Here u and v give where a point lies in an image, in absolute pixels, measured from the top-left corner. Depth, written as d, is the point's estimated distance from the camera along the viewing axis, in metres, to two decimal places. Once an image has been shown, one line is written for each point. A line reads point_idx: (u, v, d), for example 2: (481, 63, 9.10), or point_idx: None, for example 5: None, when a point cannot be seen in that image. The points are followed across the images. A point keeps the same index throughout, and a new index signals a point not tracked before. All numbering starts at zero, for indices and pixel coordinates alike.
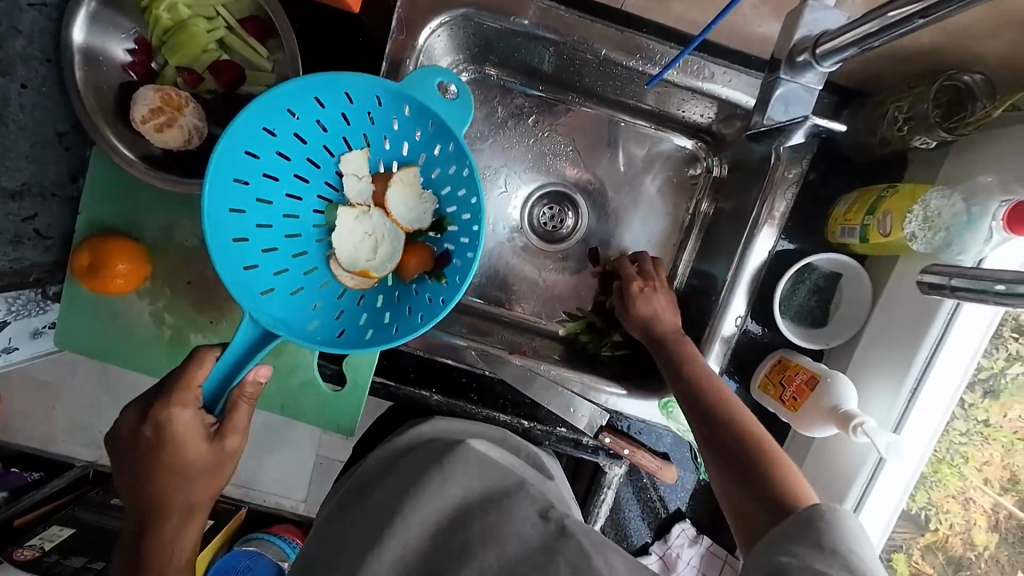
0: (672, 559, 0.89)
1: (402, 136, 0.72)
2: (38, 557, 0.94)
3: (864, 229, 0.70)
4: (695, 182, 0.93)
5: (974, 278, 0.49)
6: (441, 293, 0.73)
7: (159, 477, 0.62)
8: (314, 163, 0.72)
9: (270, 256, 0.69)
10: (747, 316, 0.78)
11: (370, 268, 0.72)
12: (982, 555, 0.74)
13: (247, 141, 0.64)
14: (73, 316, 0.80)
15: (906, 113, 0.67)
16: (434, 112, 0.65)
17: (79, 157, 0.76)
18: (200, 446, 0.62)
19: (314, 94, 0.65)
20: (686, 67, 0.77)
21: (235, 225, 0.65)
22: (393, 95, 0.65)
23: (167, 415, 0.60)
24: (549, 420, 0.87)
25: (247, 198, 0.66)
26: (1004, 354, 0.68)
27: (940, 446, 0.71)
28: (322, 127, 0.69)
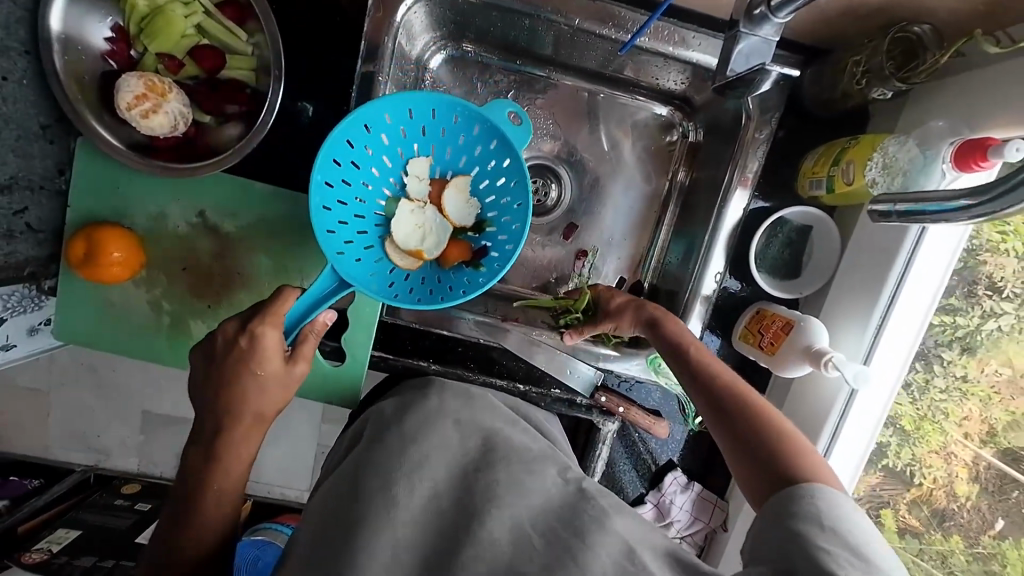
0: (666, 506, 0.94)
1: (463, 151, 0.77)
2: (47, 559, 1.01)
3: (830, 179, 0.75)
4: (672, 148, 0.96)
5: (915, 200, 0.53)
6: (480, 278, 0.76)
7: (238, 395, 0.63)
8: (388, 163, 0.76)
9: (343, 227, 0.72)
10: (725, 273, 0.83)
11: (421, 249, 0.76)
12: (964, 505, 0.75)
13: (350, 132, 0.69)
14: (70, 310, 0.81)
15: (863, 67, 0.70)
16: (505, 134, 0.72)
17: (65, 151, 0.77)
18: (280, 367, 0.64)
19: (410, 106, 0.71)
20: (658, 33, 0.79)
21: (325, 195, 0.69)
22: (472, 114, 0.72)
23: (258, 333, 0.62)
24: (545, 382, 0.91)
25: (336, 175, 0.70)
26: (979, 312, 0.72)
27: (922, 403, 0.76)
28: (402, 132, 0.74)
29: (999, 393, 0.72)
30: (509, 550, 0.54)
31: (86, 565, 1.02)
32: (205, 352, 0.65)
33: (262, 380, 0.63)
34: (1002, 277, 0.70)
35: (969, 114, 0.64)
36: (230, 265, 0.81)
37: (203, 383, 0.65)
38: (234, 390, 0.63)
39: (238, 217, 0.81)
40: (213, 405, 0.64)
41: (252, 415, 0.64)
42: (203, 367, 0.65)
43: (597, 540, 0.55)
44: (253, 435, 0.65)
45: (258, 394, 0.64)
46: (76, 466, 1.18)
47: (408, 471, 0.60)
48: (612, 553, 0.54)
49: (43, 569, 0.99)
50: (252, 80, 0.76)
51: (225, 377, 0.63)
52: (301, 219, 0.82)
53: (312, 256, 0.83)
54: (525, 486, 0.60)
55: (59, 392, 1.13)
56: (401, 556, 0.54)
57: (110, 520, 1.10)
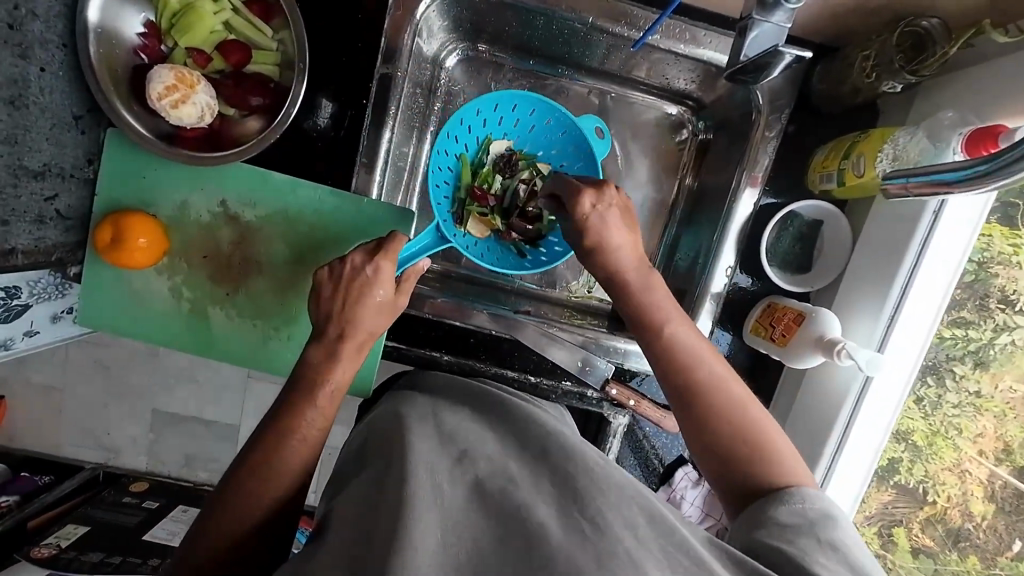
0: (677, 500, 0.94)
1: (541, 147, 0.93)
2: (54, 554, 1.00)
3: (841, 172, 0.76)
4: (682, 148, 0.97)
5: (925, 174, 0.56)
6: (541, 255, 0.92)
7: (351, 319, 0.66)
8: (478, 143, 0.91)
9: (438, 188, 0.90)
10: (736, 267, 0.84)
11: (491, 219, 0.91)
12: (979, 525, 0.75)
13: (465, 115, 0.86)
14: (94, 296, 0.83)
15: (873, 61, 0.72)
16: (589, 145, 0.88)
17: (95, 142, 0.80)
18: (392, 296, 0.69)
19: (514, 103, 0.88)
20: (668, 31, 0.81)
21: (439, 161, 0.88)
22: (563, 120, 0.88)
23: (381, 263, 0.68)
24: (555, 374, 0.92)
25: (445, 148, 0.88)
26: (991, 325, 0.73)
27: (935, 419, 0.76)
28: (499, 121, 0.90)
29: (1014, 408, 0.73)
30: (560, 531, 0.47)
31: (93, 561, 1.01)
32: (328, 275, 0.67)
33: (378, 305, 0.67)
34: (1015, 290, 0.71)
35: (980, 104, 0.65)
36: (249, 252, 0.83)
37: (319, 305, 0.67)
38: (350, 312, 0.66)
39: (258, 207, 0.83)
40: (329, 324, 0.66)
41: (364, 337, 0.66)
42: (321, 290, 0.67)
43: (648, 530, 0.49)
44: (356, 363, 0.66)
45: (371, 317, 0.67)
46: (86, 463, 1.20)
47: (447, 464, 0.56)
48: (663, 543, 0.48)
49: (52, 562, 0.98)
50: (276, 74, 0.78)
51: (345, 300, 0.66)
52: (319, 209, 0.84)
53: (329, 245, 0.85)
54: (565, 468, 0.55)
55: (72, 388, 1.15)
56: (453, 539, 0.47)
57: (120, 518, 1.10)
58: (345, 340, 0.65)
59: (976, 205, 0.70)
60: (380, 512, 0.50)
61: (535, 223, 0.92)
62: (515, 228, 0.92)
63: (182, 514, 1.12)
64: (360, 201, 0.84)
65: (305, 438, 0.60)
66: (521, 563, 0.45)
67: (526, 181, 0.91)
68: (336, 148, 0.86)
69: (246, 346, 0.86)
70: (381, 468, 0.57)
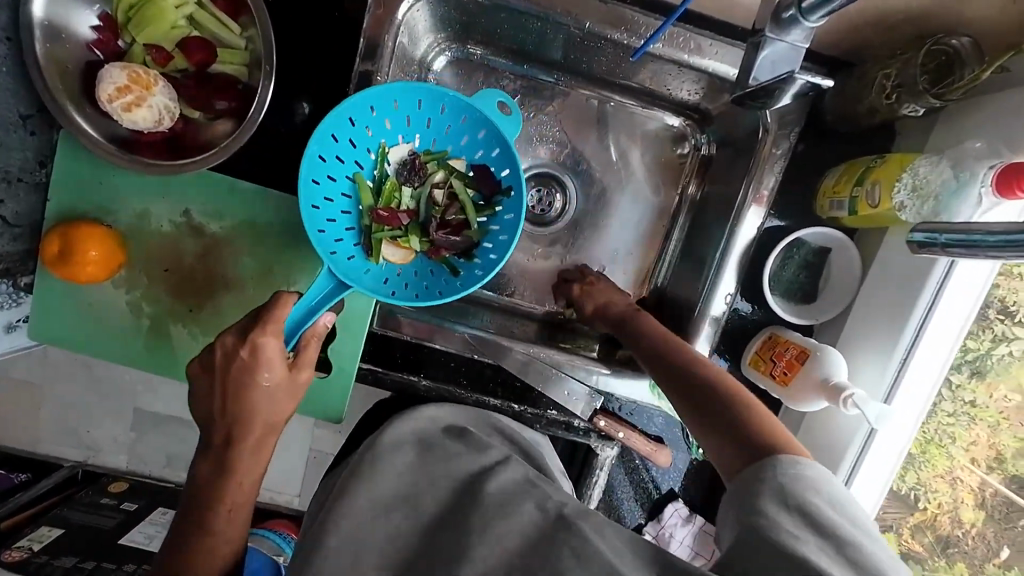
0: (666, 539, 0.89)
1: (448, 140, 0.80)
2: (26, 558, 0.91)
3: (852, 201, 0.70)
4: (683, 161, 0.91)
5: (963, 231, 0.49)
6: (476, 269, 0.78)
7: (240, 414, 0.61)
8: (371, 156, 0.78)
9: (332, 224, 0.75)
10: (737, 294, 0.79)
11: (408, 240, 0.79)
12: (969, 532, 0.72)
13: (336, 126, 0.71)
14: (47, 310, 0.77)
15: (895, 80, 0.66)
16: (497, 125, 0.74)
17: (48, 144, 0.74)
18: (285, 375, 0.62)
19: (392, 98, 0.73)
20: (673, 39, 0.75)
21: (320, 193, 0.73)
22: (458, 105, 0.74)
23: (259, 342, 0.60)
24: (542, 402, 0.86)
25: (322, 172, 0.73)
26: (989, 336, 0.67)
27: (928, 426, 0.71)
28: (387, 124, 0.77)
29: (1008, 418, 0.69)
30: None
31: (66, 566, 0.92)
32: (201, 366, 0.61)
33: (269, 391, 0.61)
34: (1016, 301, 0.66)
35: (1013, 130, 0.60)
36: (214, 267, 0.78)
37: (200, 404, 0.62)
38: (235, 406, 0.60)
39: (224, 217, 0.77)
40: (215, 424, 0.62)
41: (261, 429, 0.61)
42: (200, 387, 0.62)
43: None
44: (258, 458, 0.62)
45: (267, 402, 0.61)
46: (65, 461, 1.13)
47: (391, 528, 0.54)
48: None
49: (21, 568, 0.89)
50: (244, 75, 0.72)
51: (231, 388, 0.60)
52: (288, 222, 0.78)
53: (300, 261, 0.79)
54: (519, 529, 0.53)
55: (46, 387, 1.10)
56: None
57: (96, 520, 1.02)
58: (239, 435, 0.61)
59: (984, 264, 0.66)
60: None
61: (462, 231, 0.81)
62: (441, 244, 0.80)
63: (161, 517, 1.06)
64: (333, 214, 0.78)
65: (246, 477, 0.61)
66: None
67: (438, 185, 0.81)
68: None
69: None
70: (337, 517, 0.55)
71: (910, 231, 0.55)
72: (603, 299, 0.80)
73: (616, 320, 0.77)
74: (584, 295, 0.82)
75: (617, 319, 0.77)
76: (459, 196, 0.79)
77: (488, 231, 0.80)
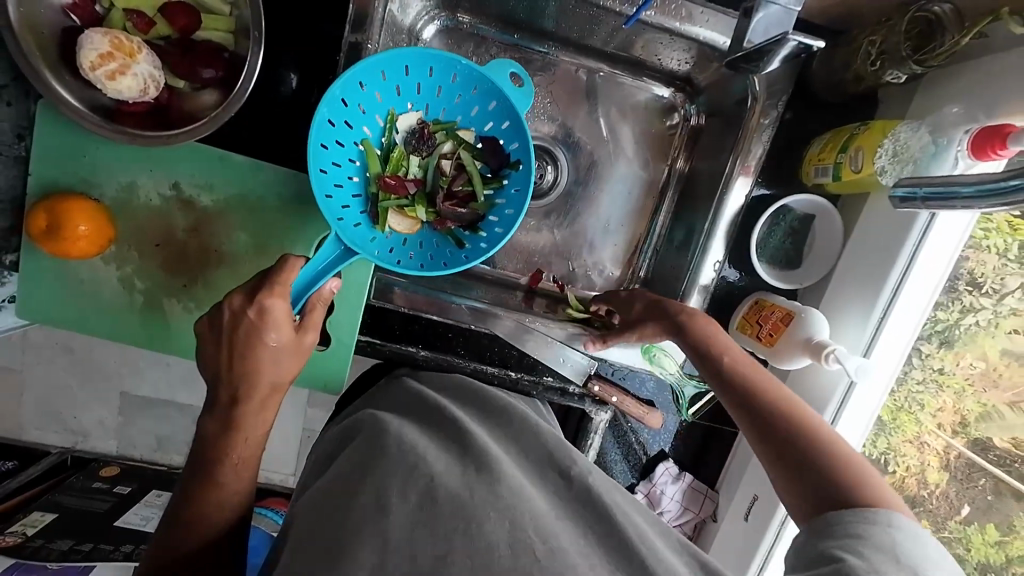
0: (657, 496, 0.93)
1: (457, 111, 0.80)
2: (21, 543, 0.89)
3: (837, 167, 0.73)
4: (672, 133, 0.92)
5: (943, 185, 0.52)
6: (481, 242, 0.79)
7: (245, 373, 0.60)
8: (381, 122, 0.77)
9: (340, 190, 0.74)
10: (725, 261, 0.81)
11: (415, 210, 0.79)
12: (933, 492, 0.76)
13: (348, 91, 0.70)
14: (35, 288, 0.76)
15: (878, 48, 0.69)
16: (508, 97, 0.74)
17: (24, 115, 0.71)
18: (293, 337, 0.62)
19: (405, 63, 0.72)
20: (664, 7, 0.75)
21: (328, 157, 0.72)
22: (471, 75, 0.74)
23: (267, 303, 0.59)
24: (538, 369, 0.88)
25: (331, 136, 0.71)
26: (958, 307, 0.73)
27: (897, 395, 0.77)
28: (397, 91, 0.76)
29: (972, 385, 0.74)
30: (508, 554, 0.48)
31: (61, 549, 0.92)
32: (209, 325, 0.60)
33: (276, 351, 0.60)
34: (982, 273, 0.71)
35: (992, 100, 0.62)
36: (208, 241, 0.77)
37: (207, 363, 0.61)
38: (242, 366, 0.60)
39: (214, 191, 0.76)
40: (220, 383, 0.60)
41: (266, 390, 0.61)
42: (204, 347, 0.61)
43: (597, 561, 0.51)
44: (262, 418, 0.62)
45: (273, 365, 0.61)
46: (53, 448, 1.13)
47: (401, 475, 0.55)
48: (612, 571, 0.50)
49: (16, 552, 0.87)
50: (231, 43, 0.70)
51: (236, 350, 0.59)
52: (282, 194, 0.77)
53: (295, 234, 0.79)
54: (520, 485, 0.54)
55: (29, 372, 1.08)
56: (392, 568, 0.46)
57: (90, 504, 1.03)
58: (242, 397, 0.60)
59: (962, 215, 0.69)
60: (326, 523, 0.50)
61: (468, 204, 0.82)
62: (448, 215, 0.80)
63: (156, 499, 1.07)
64: None
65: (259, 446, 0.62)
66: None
67: (446, 155, 0.81)
68: (301, 129, 0.79)
69: None
70: (340, 470, 0.59)
71: (893, 187, 0.58)
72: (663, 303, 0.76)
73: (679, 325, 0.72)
74: (630, 298, 0.81)
75: (680, 325, 0.72)
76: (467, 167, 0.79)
77: (494, 204, 0.81)
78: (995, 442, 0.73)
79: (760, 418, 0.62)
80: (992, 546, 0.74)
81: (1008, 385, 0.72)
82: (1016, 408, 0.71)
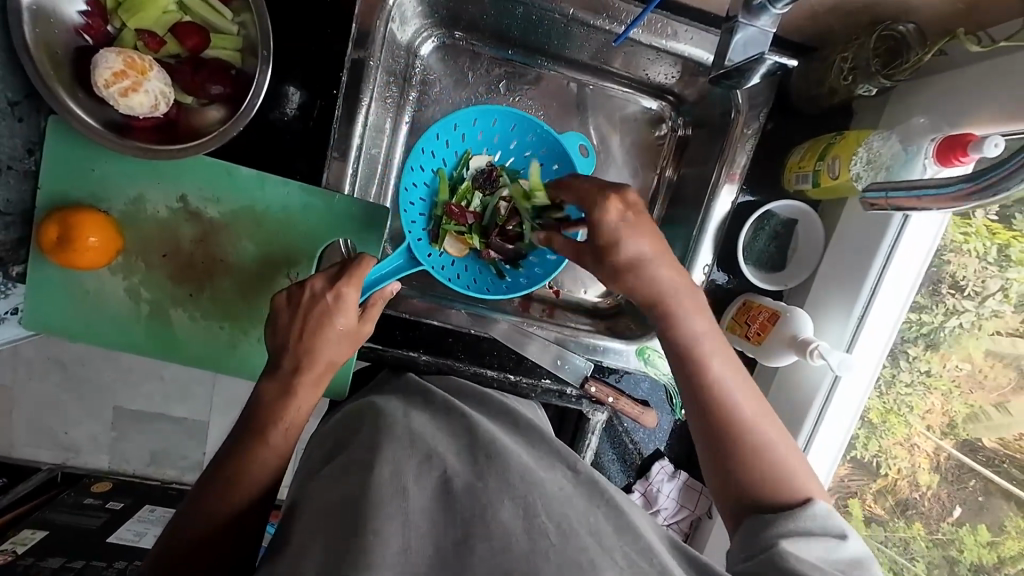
0: (654, 494, 0.96)
1: (521, 163, 0.91)
2: (11, 561, 0.88)
3: (815, 173, 0.77)
4: (661, 143, 0.96)
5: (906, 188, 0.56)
6: (520, 277, 0.90)
7: (311, 349, 0.64)
8: (457, 158, 0.88)
9: (411, 208, 0.86)
10: (713, 265, 0.85)
11: (470, 237, 0.88)
12: (925, 494, 0.80)
13: (442, 129, 0.84)
14: (42, 298, 0.77)
15: (851, 63, 0.74)
16: (569, 162, 0.86)
17: (35, 130, 0.73)
18: (354, 325, 0.66)
19: (494, 118, 0.86)
20: (650, 26, 0.80)
21: (411, 177, 0.85)
22: (544, 136, 0.87)
23: (343, 291, 0.65)
24: (535, 371, 0.91)
25: (419, 164, 0.85)
26: (942, 310, 0.76)
27: (884, 396, 0.81)
28: (479, 137, 0.88)
29: (959, 385, 0.77)
30: (523, 536, 0.50)
31: (53, 566, 0.91)
32: (286, 299, 0.65)
33: (339, 335, 0.65)
34: (964, 277, 0.75)
35: (951, 111, 0.68)
36: (214, 251, 0.79)
37: (275, 333, 0.65)
38: (308, 342, 0.64)
39: (221, 202, 0.78)
40: (284, 354, 0.64)
41: (323, 367, 0.65)
42: (278, 316, 0.65)
43: (611, 540, 0.53)
44: (314, 394, 0.65)
45: (331, 348, 0.65)
46: (43, 464, 1.12)
47: (409, 465, 0.57)
48: (627, 553, 0.52)
49: (7, 569, 0.86)
50: (238, 60, 0.73)
51: (306, 326, 0.64)
52: (288, 205, 0.80)
53: (300, 243, 0.81)
54: (532, 478, 0.57)
55: (24, 387, 1.08)
56: None
57: (82, 520, 1.02)
58: (302, 371, 0.64)
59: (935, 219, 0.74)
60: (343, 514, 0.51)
61: (516, 242, 0.89)
62: (495, 248, 0.89)
63: (148, 514, 1.07)
64: (332, 196, 0.80)
65: None
66: (484, 570, 0.47)
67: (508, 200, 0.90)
68: (305, 142, 0.82)
69: (210, 350, 0.81)
70: (353, 455, 0.60)
71: (862, 192, 0.61)
72: (641, 247, 0.65)
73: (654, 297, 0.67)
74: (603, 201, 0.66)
75: (651, 298, 0.67)
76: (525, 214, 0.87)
77: (537, 246, 0.89)
78: (983, 443, 0.76)
79: (715, 415, 0.64)
80: (983, 546, 0.77)
81: (993, 386, 0.75)
82: (1001, 409, 0.75)
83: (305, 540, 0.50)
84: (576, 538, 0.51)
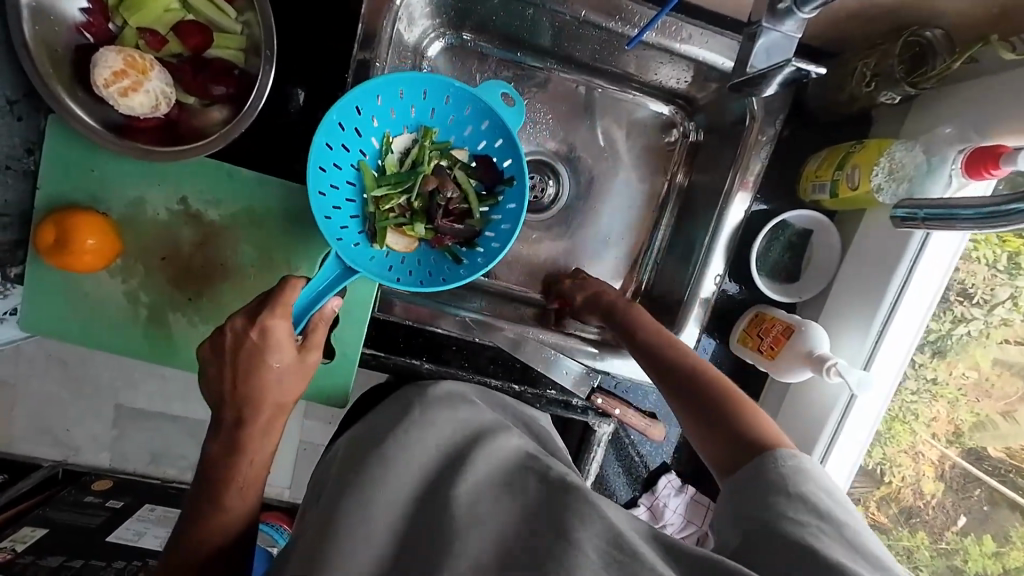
0: (660, 509, 0.93)
1: (451, 131, 0.81)
2: (11, 559, 0.85)
3: (834, 183, 0.75)
4: (671, 149, 0.94)
5: (941, 207, 0.54)
6: (479, 257, 0.80)
7: (255, 387, 0.61)
8: (376, 144, 0.78)
9: (339, 212, 0.75)
10: (724, 275, 0.82)
11: (413, 228, 0.79)
12: (930, 503, 0.78)
13: (342, 115, 0.71)
14: (38, 300, 0.76)
15: (873, 70, 0.71)
16: (501, 116, 0.75)
17: (33, 129, 0.72)
18: (295, 358, 0.63)
19: (399, 87, 0.73)
20: (664, 29, 0.78)
21: (327, 179, 0.73)
22: (463, 95, 0.75)
23: (270, 324, 0.60)
24: (541, 382, 0.88)
25: (330, 160, 0.73)
26: (949, 318, 0.74)
27: (894, 404, 0.78)
28: (391, 113, 0.77)
29: (965, 394, 0.75)
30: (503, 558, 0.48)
31: (52, 566, 0.87)
32: (212, 349, 0.61)
33: (280, 373, 0.62)
34: (972, 284, 0.73)
35: (979, 118, 0.65)
36: (215, 255, 0.77)
37: (210, 384, 0.62)
38: (245, 389, 0.61)
39: (223, 205, 0.76)
40: (224, 406, 0.62)
41: (271, 410, 0.62)
42: (208, 368, 0.62)
43: (589, 531, 0.50)
44: (267, 443, 0.63)
45: (276, 389, 0.62)
46: (45, 461, 1.10)
47: None
48: (598, 544, 0.49)
49: (5, 567, 0.83)
50: (241, 60, 0.71)
51: (240, 373, 0.61)
52: (290, 208, 0.78)
53: (301, 248, 0.79)
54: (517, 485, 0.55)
55: (23, 385, 1.06)
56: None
57: (83, 519, 0.99)
58: (248, 418, 0.61)
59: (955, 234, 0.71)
60: (335, 531, 0.51)
61: (465, 220, 0.82)
62: (445, 233, 0.81)
63: (149, 514, 1.05)
64: None
65: (259, 453, 0.62)
66: None
67: (440, 174, 0.81)
68: (307, 144, 0.80)
69: None
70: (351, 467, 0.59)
71: (895, 207, 0.60)
72: (593, 288, 0.83)
73: (610, 307, 0.79)
74: (575, 287, 0.85)
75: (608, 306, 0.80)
76: (463, 184, 0.79)
77: (490, 220, 0.81)
78: (989, 452, 0.76)
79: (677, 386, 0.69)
80: (989, 557, 0.77)
81: (1000, 395, 0.74)
82: (1008, 418, 0.74)
83: (295, 559, 0.51)
84: (551, 538, 0.50)
